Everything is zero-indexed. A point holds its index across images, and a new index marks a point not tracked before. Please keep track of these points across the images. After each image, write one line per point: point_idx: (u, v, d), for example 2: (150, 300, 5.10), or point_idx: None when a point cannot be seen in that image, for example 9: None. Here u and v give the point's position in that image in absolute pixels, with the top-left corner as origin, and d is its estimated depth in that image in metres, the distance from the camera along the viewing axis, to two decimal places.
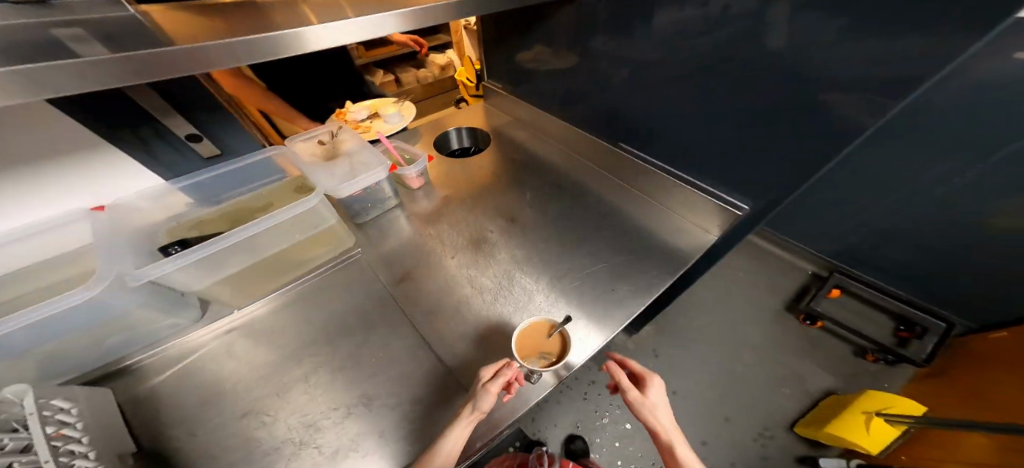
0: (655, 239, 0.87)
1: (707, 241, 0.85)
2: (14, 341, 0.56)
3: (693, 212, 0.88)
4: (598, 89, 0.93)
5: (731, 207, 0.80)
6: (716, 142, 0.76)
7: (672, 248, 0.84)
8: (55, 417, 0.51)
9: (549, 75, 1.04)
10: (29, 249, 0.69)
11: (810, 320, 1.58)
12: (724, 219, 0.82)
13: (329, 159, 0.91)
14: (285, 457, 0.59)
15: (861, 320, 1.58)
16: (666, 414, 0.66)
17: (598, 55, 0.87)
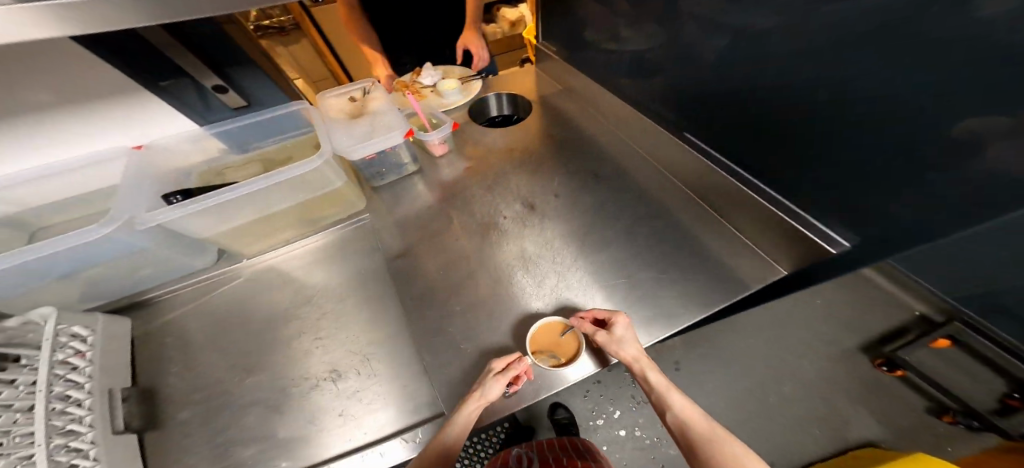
0: (704, 259, 0.68)
1: (774, 275, 0.64)
2: (39, 269, 0.60)
3: (766, 236, 0.65)
4: (675, 66, 0.66)
5: (824, 240, 0.56)
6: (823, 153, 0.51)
7: (724, 277, 0.65)
8: (69, 344, 0.57)
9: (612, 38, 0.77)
10: (74, 183, 0.72)
11: (889, 368, 1.09)
12: (809, 254, 0.59)
13: (356, 116, 0.80)
14: (247, 420, 0.59)
15: (959, 374, 1.05)
16: (639, 348, 0.56)
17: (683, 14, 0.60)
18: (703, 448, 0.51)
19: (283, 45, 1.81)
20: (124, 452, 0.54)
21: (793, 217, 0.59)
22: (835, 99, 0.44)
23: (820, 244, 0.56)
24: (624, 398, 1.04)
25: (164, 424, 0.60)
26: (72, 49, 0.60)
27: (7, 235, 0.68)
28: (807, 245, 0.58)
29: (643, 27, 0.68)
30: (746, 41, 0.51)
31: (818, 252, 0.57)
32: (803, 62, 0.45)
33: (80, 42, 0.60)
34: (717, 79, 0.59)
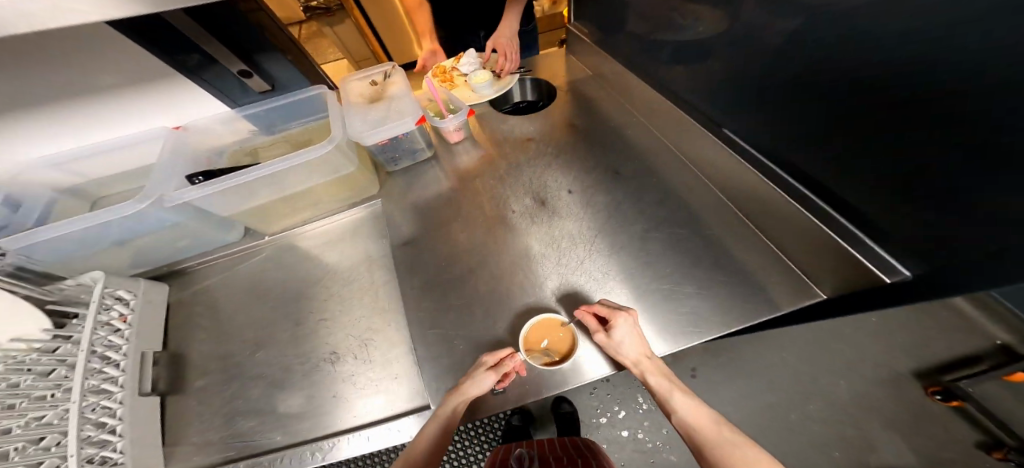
0: (727, 272, 0.61)
1: (810, 300, 0.57)
2: (90, 236, 0.65)
3: (808, 256, 0.57)
4: (733, 53, 0.54)
5: (878, 268, 0.47)
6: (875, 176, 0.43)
7: (748, 286, 0.59)
8: (113, 305, 0.64)
9: (662, 17, 0.65)
10: (121, 158, 0.76)
11: (946, 399, 0.86)
12: (854, 281, 0.51)
13: (375, 100, 0.73)
14: (253, 395, 0.65)
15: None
16: (643, 349, 0.51)
17: None
18: (708, 455, 0.46)
19: (329, 26, 1.82)
20: (148, 412, 0.61)
21: (845, 239, 0.50)
22: (927, 107, 0.34)
23: (872, 272, 0.47)
24: (631, 396, 0.94)
25: (184, 389, 0.67)
26: (108, 34, 0.59)
27: (70, 204, 0.74)
28: (856, 271, 0.50)
29: (702, 6, 0.56)
30: (828, 27, 0.40)
31: (866, 282, 0.49)
32: (896, 62, 0.35)
33: (112, 26, 0.58)
34: (776, 72, 0.49)
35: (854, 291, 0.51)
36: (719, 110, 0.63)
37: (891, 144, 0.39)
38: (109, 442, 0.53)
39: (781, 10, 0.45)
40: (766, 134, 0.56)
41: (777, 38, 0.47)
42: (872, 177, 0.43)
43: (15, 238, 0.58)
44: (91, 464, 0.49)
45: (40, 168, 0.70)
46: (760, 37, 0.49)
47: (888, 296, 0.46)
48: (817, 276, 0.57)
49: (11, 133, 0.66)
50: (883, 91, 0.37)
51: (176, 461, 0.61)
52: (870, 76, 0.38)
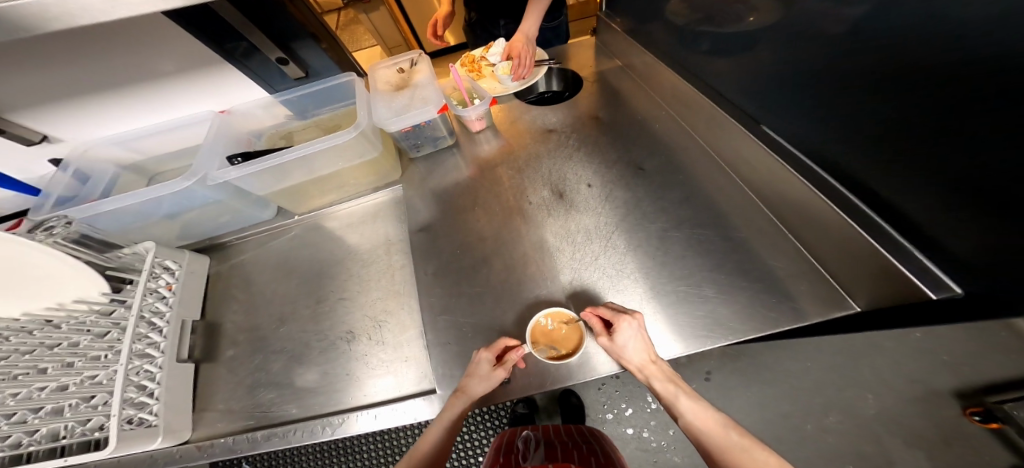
0: (752, 278, 0.58)
1: (841, 313, 0.53)
2: (143, 209, 0.72)
3: (844, 265, 0.53)
4: (779, 46, 0.50)
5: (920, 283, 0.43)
6: (926, 183, 0.39)
7: (772, 293, 0.56)
8: (160, 274, 0.71)
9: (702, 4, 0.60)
10: (174, 139, 0.83)
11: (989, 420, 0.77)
12: (893, 295, 0.47)
13: (399, 88, 0.75)
14: (275, 367, 0.69)
15: None
16: (646, 352, 0.50)
17: None
18: (715, 461, 0.43)
19: (366, 14, 1.82)
20: (183, 378, 0.68)
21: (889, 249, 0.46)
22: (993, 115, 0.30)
23: (917, 286, 0.43)
24: (639, 394, 0.91)
25: (216, 358, 0.74)
26: (166, 25, 0.64)
27: (131, 179, 0.83)
28: (897, 285, 0.46)
29: None
30: (889, 15, 0.35)
31: (911, 297, 0.45)
32: (961, 59, 0.31)
33: (167, 16, 0.63)
34: (827, 67, 0.44)
35: (895, 303, 0.47)
36: (760, 107, 0.59)
37: (959, 154, 0.35)
38: (148, 403, 0.60)
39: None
40: (812, 134, 0.51)
41: (832, 32, 0.42)
42: (928, 186, 0.39)
43: (82, 208, 0.65)
44: (130, 423, 0.56)
45: (106, 145, 0.78)
46: (813, 29, 0.44)
47: (942, 311, 0.43)
48: (851, 288, 0.53)
49: (79, 115, 0.73)
50: (952, 93, 0.33)
51: (204, 424, 0.68)
52: (932, 75, 0.34)
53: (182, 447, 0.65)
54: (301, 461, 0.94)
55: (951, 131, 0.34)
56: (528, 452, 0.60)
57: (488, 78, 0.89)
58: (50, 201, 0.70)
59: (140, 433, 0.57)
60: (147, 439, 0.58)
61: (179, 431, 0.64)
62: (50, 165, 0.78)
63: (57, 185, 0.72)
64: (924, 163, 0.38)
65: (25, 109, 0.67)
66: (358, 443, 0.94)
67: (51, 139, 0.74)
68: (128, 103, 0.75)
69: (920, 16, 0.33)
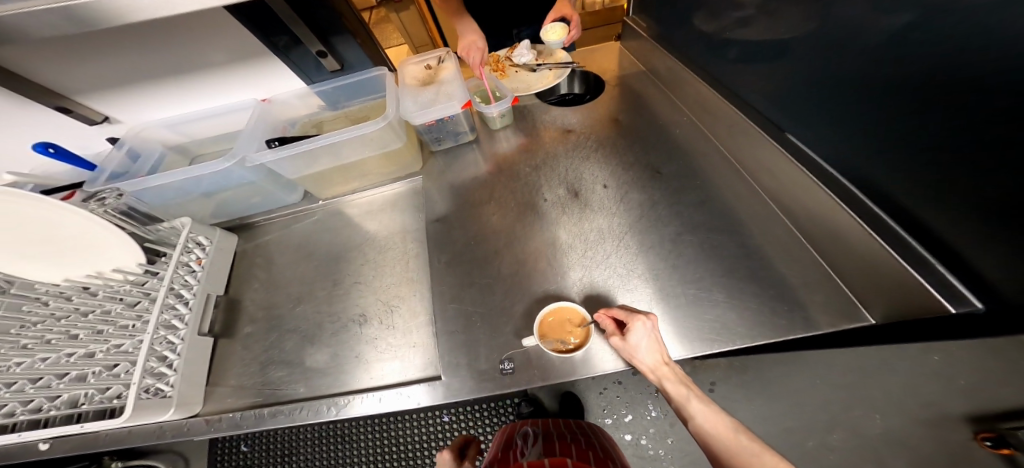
0: (766, 285, 0.57)
1: (853, 324, 0.52)
2: (184, 186, 0.77)
3: (861, 277, 0.52)
4: (803, 53, 0.50)
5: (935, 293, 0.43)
6: (957, 194, 0.37)
7: (784, 302, 0.55)
8: (193, 250, 0.76)
9: (733, 11, 0.60)
10: (216, 125, 0.87)
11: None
12: (910, 310, 0.46)
13: (426, 83, 0.78)
14: (287, 344, 0.72)
15: None
16: (659, 355, 0.49)
17: None
18: (722, 464, 0.42)
19: (395, 12, 1.87)
20: (200, 351, 0.71)
21: (910, 260, 0.45)
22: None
23: (936, 299, 0.43)
24: (640, 401, 0.89)
25: (234, 334, 0.77)
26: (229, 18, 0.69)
27: (174, 159, 0.87)
28: (911, 299, 0.46)
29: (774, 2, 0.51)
30: (928, 20, 0.34)
31: (927, 312, 0.44)
32: (997, 66, 0.30)
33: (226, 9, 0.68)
34: (862, 74, 0.43)
35: (911, 319, 0.46)
36: (786, 113, 0.57)
37: (995, 167, 0.33)
38: (166, 374, 0.64)
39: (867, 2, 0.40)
40: (841, 142, 0.50)
41: (864, 38, 0.41)
42: (965, 197, 0.37)
43: (132, 182, 0.70)
44: (147, 392, 0.60)
45: (157, 127, 0.83)
46: (839, 34, 0.44)
47: (942, 324, 0.43)
48: (866, 299, 0.52)
49: (137, 98, 0.79)
50: (985, 103, 0.32)
51: (213, 399, 0.70)
52: (963, 83, 0.33)
53: (191, 420, 0.67)
54: (300, 444, 0.96)
55: (994, 143, 0.33)
56: (526, 446, 0.59)
57: (513, 77, 0.90)
58: (104, 175, 0.74)
59: (154, 403, 0.59)
60: (161, 409, 0.61)
61: (190, 404, 0.66)
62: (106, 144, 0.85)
63: (111, 161, 0.76)
64: (959, 176, 0.36)
65: (90, 90, 0.73)
66: (356, 429, 0.96)
67: (112, 120, 0.81)
68: (180, 88, 0.80)
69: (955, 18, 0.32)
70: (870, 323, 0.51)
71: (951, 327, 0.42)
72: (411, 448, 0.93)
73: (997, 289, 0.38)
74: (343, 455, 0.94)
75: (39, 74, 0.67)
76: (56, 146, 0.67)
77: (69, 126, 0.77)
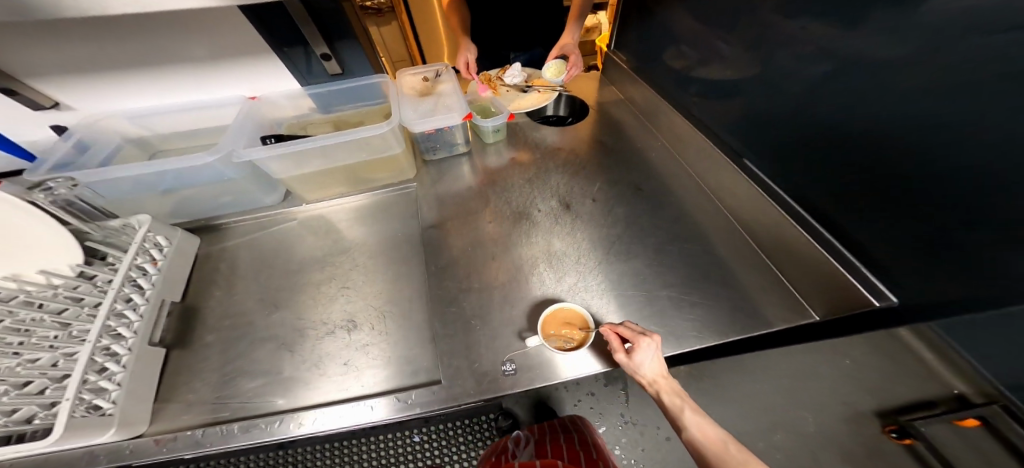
0: (732, 290, 0.65)
1: (804, 320, 0.61)
2: (152, 180, 0.71)
3: (810, 282, 0.61)
4: (762, 95, 0.60)
5: (866, 291, 0.53)
6: (898, 207, 0.46)
7: (747, 303, 0.63)
8: (149, 251, 0.69)
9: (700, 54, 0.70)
10: (185, 119, 0.83)
11: (900, 436, 0.72)
12: (849, 305, 0.55)
13: (424, 94, 0.80)
14: (260, 351, 0.66)
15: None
16: (657, 371, 0.53)
17: (772, 39, 0.55)
18: None
19: (375, 25, 1.87)
20: (151, 363, 0.62)
21: (844, 265, 0.55)
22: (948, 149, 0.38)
23: (865, 296, 0.53)
24: (612, 412, 0.85)
25: (192, 344, 0.68)
26: (232, 14, 0.68)
27: (134, 152, 0.81)
28: (847, 297, 0.55)
29: (735, 51, 0.62)
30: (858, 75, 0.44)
31: (861, 305, 0.54)
32: None
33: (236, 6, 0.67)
34: (811, 113, 0.52)
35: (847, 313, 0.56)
36: (744, 143, 0.67)
37: (930, 184, 0.41)
38: (106, 389, 0.54)
39: (810, 59, 0.50)
40: (791, 169, 0.59)
41: (809, 84, 0.51)
42: (900, 209, 0.46)
43: (88, 173, 0.64)
44: (82, 410, 0.50)
45: (118, 118, 0.78)
46: (791, 81, 0.54)
47: (872, 316, 0.53)
48: (812, 299, 0.61)
49: (101, 85, 0.74)
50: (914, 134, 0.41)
51: (164, 418, 0.60)
52: None
53: (136, 440, 0.56)
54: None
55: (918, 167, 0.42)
56: (517, 449, 0.61)
57: (505, 95, 0.95)
58: (46, 166, 0.66)
59: (93, 423, 0.50)
60: (100, 429, 0.51)
61: (135, 424, 0.56)
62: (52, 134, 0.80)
63: (56, 150, 0.69)
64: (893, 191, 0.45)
65: (49, 74, 0.69)
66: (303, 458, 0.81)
67: (63, 106, 0.76)
68: (154, 79, 0.76)
69: None
70: (816, 320, 0.60)
71: (875, 317, 0.52)
72: None
73: (910, 288, 0.48)
74: None
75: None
76: None
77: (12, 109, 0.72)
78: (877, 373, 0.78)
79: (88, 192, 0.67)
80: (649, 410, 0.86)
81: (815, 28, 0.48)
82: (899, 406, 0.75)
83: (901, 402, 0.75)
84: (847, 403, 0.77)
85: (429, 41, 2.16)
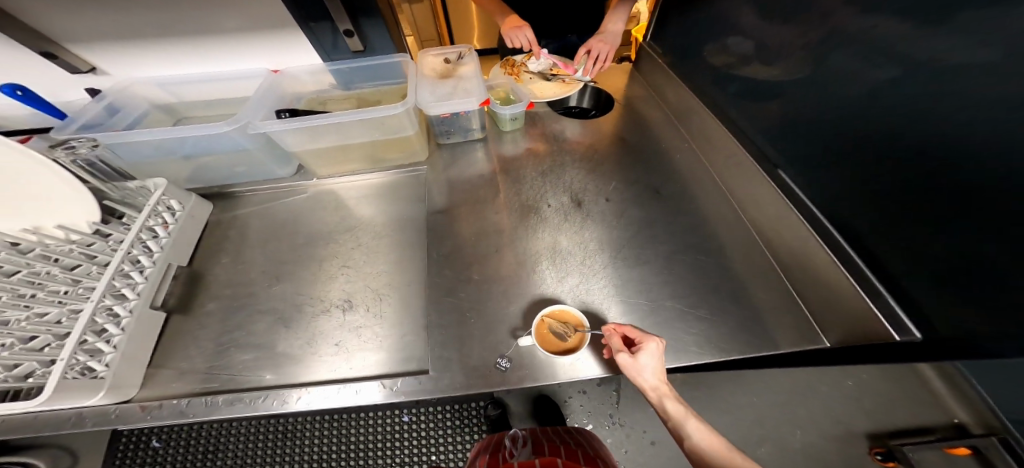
0: (742, 305, 0.61)
1: (813, 345, 0.56)
2: (171, 145, 0.72)
3: (827, 304, 0.56)
4: (810, 99, 0.54)
5: (889, 322, 0.48)
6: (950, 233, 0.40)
7: (756, 321, 0.59)
8: (161, 214, 0.69)
9: (745, 52, 0.65)
10: (210, 89, 0.83)
11: (884, 459, 0.79)
12: (865, 334, 0.51)
13: (444, 77, 0.78)
14: (256, 324, 0.65)
15: None
16: (660, 378, 0.50)
17: (828, 37, 0.49)
18: None
19: (407, 3, 1.84)
20: (150, 326, 0.62)
21: (866, 290, 0.50)
22: None
23: (885, 327, 0.48)
24: (602, 412, 0.91)
25: (192, 310, 0.68)
26: None
27: (160, 118, 0.83)
28: (864, 325, 0.51)
29: (784, 50, 0.57)
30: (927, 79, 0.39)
31: (876, 337, 0.49)
32: (986, 123, 0.34)
33: None
34: (863, 120, 0.47)
35: (858, 342, 0.51)
36: (780, 151, 0.63)
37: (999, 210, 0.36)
38: (102, 351, 0.54)
39: (868, 60, 0.45)
40: (830, 183, 0.54)
41: (864, 90, 0.46)
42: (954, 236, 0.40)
43: (111, 134, 0.65)
44: (74, 371, 0.49)
45: (147, 84, 0.79)
46: (844, 85, 0.49)
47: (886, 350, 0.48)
48: (825, 323, 0.57)
49: (131, 52, 0.75)
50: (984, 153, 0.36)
51: (155, 383, 0.59)
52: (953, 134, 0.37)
53: (122, 405, 0.55)
54: (227, 441, 0.90)
55: (970, 192, 0.37)
56: (515, 448, 0.58)
57: (527, 84, 0.92)
58: (75, 125, 0.69)
59: (83, 385, 0.49)
60: (90, 392, 0.50)
61: (124, 388, 0.55)
62: (85, 95, 0.82)
63: (87, 111, 0.71)
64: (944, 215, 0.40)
65: (83, 38, 0.70)
66: (299, 427, 0.92)
67: (98, 71, 0.78)
68: (182, 46, 0.77)
69: (954, 76, 0.36)
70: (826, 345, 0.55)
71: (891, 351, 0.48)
72: (358, 450, 0.90)
73: (942, 323, 0.43)
74: (281, 451, 0.89)
75: (34, 16, 0.64)
76: (24, 89, 0.64)
77: (49, 70, 0.75)
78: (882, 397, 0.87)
79: (109, 153, 0.68)
80: (639, 414, 0.91)
81: (878, 26, 0.42)
82: (894, 430, 0.83)
83: (900, 427, 0.83)
84: (842, 423, 0.85)
85: (461, 25, 2.12)
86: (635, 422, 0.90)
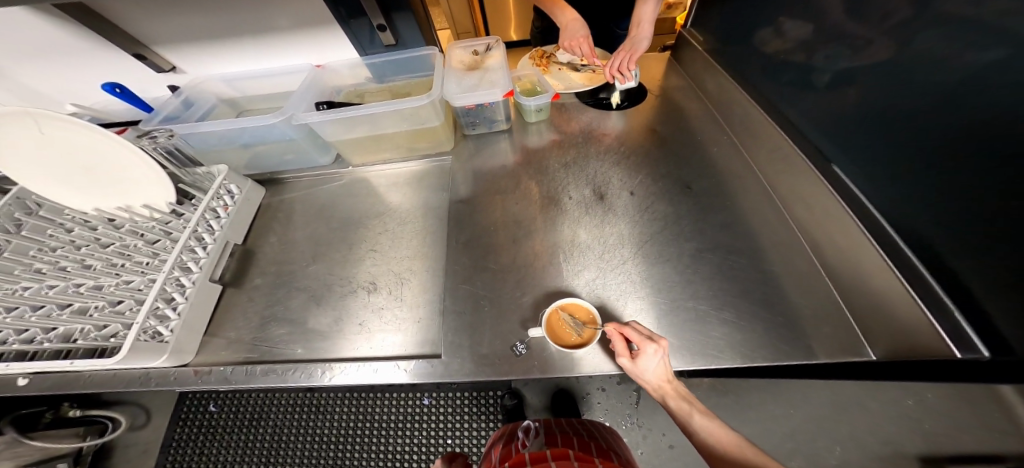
0: (773, 313, 0.56)
1: (856, 358, 0.51)
2: (231, 136, 0.80)
3: (876, 315, 0.50)
4: (868, 85, 0.48)
5: (951, 338, 0.43)
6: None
7: (787, 329, 0.54)
8: (221, 198, 0.77)
9: (795, 32, 0.59)
10: (265, 85, 0.91)
11: None
12: (922, 349, 0.45)
13: (471, 68, 0.79)
14: (293, 299, 0.72)
15: None
16: (665, 377, 0.48)
17: (891, 13, 0.43)
18: None
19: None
20: (208, 297, 0.70)
21: (927, 303, 0.45)
22: None
23: (945, 344, 0.43)
24: (620, 410, 0.90)
25: (242, 284, 0.76)
26: None
27: (226, 111, 0.93)
28: (922, 339, 0.45)
29: (839, 30, 0.51)
30: (1011, 58, 0.33)
31: (933, 354, 0.44)
32: None
33: None
34: (935, 112, 0.40)
35: (912, 357, 0.46)
36: (834, 143, 0.56)
37: None
38: (168, 318, 0.62)
39: (936, 41, 0.39)
40: (889, 182, 0.48)
41: (930, 74, 0.40)
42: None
43: (184, 126, 0.74)
44: (146, 334, 0.57)
45: (216, 81, 0.88)
46: (907, 69, 0.43)
47: (941, 368, 0.43)
48: (872, 333, 0.51)
49: (201, 52, 0.85)
50: None
51: (208, 349, 0.68)
52: None
53: (180, 368, 0.64)
54: (270, 410, 1.00)
55: None
56: (527, 438, 0.55)
57: (557, 74, 0.91)
58: (158, 118, 0.79)
59: (152, 346, 0.57)
60: (156, 354, 0.58)
61: (183, 353, 0.63)
62: (163, 91, 0.93)
63: (168, 106, 0.81)
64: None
65: (162, 41, 0.80)
66: (333, 401, 1.00)
67: (177, 70, 0.88)
68: (241, 46, 0.85)
69: None
70: (871, 358, 0.50)
71: (948, 371, 0.43)
72: (384, 426, 0.97)
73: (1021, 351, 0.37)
74: (317, 420, 0.98)
75: (124, 22, 0.74)
76: (122, 87, 0.74)
77: (136, 71, 0.86)
78: (945, 419, 0.78)
79: (182, 142, 0.77)
80: (659, 416, 0.88)
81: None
82: (954, 455, 0.75)
83: (960, 451, 0.75)
84: (890, 443, 0.78)
85: (494, 16, 2.10)
86: (652, 424, 0.87)
